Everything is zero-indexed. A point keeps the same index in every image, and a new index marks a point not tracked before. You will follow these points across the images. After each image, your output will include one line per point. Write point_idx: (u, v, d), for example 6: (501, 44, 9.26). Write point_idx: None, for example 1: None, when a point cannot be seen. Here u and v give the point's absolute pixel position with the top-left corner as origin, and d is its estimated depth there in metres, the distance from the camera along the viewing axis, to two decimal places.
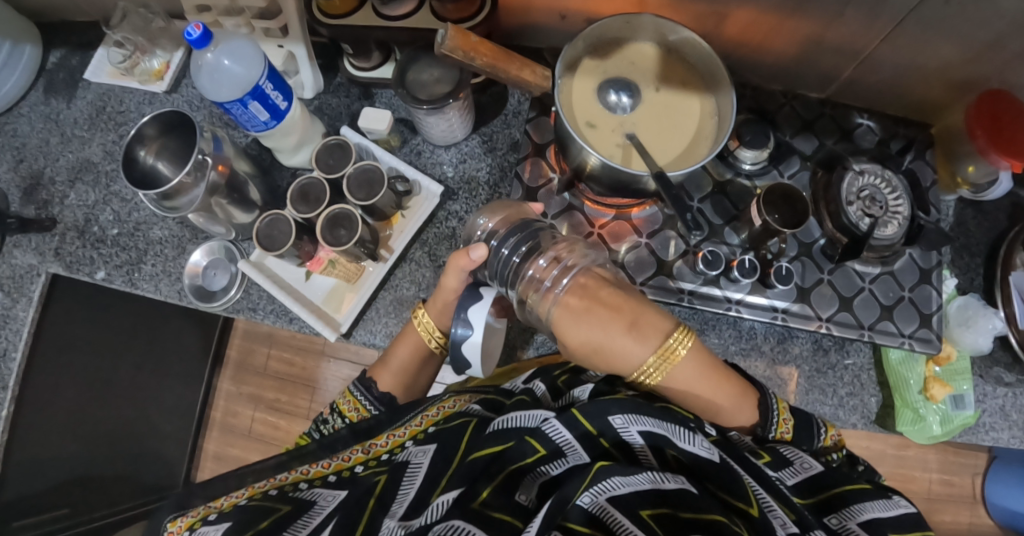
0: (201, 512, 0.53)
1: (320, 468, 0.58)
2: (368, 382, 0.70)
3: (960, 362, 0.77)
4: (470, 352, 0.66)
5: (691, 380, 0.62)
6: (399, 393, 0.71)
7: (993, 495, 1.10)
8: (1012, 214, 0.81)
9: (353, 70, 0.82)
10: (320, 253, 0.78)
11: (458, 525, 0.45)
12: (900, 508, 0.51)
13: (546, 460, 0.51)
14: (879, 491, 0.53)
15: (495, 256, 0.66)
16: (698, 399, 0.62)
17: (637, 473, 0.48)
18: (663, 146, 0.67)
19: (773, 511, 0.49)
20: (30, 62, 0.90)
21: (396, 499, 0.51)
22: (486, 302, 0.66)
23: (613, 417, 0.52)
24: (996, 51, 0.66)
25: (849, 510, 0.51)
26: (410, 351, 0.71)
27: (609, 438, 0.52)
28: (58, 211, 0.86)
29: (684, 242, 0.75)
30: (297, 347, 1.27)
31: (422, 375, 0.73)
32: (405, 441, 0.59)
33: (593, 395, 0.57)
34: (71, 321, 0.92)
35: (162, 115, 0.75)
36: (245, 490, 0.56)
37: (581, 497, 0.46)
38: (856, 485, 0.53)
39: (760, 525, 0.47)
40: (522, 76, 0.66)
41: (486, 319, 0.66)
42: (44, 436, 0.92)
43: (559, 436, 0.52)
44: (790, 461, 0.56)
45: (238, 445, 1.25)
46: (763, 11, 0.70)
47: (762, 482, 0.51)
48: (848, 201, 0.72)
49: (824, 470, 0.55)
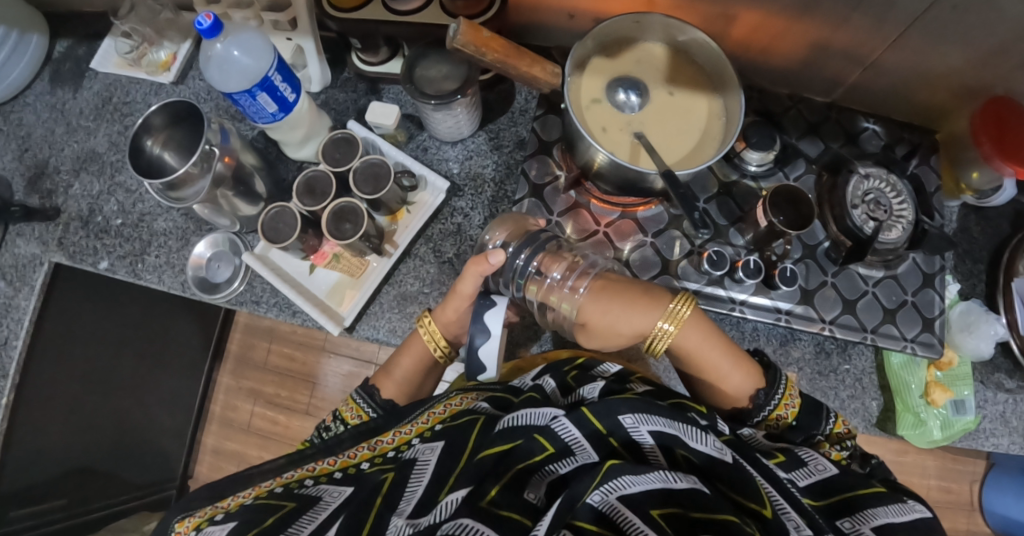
0: (209, 512, 0.54)
1: (326, 465, 0.58)
2: (371, 389, 0.69)
3: (962, 367, 0.77)
4: (488, 358, 0.67)
5: (696, 345, 0.64)
6: (405, 401, 0.71)
7: (991, 502, 1.10)
8: (1015, 220, 0.81)
9: (361, 65, 0.82)
10: (325, 248, 0.78)
11: (467, 524, 0.45)
12: (913, 512, 0.51)
13: (555, 458, 0.51)
14: (892, 496, 0.52)
15: (508, 264, 0.67)
16: (705, 364, 0.65)
17: (648, 472, 0.48)
18: (670, 145, 0.67)
19: (786, 513, 0.48)
20: (37, 51, 0.90)
21: (403, 498, 0.51)
22: (499, 309, 0.67)
23: (623, 416, 0.52)
24: (1000, 59, 0.67)
25: (862, 514, 0.51)
26: (415, 362, 0.71)
27: (618, 437, 0.52)
28: (62, 201, 0.86)
29: (689, 242, 0.75)
30: (297, 342, 1.26)
31: (427, 384, 0.73)
32: (412, 438, 0.59)
33: (602, 395, 0.57)
34: (72, 311, 0.92)
35: (169, 106, 0.75)
36: (252, 490, 0.56)
37: (592, 495, 0.46)
38: (870, 489, 0.53)
39: (772, 526, 0.46)
40: (531, 72, 0.66)
41: (502, 325, 0.67)
42: (42, 428, 0.91)
43: (569, 435, 0.52)
44: (805, 462, 0.56)
45: (236, 440, 1.24)
46: (771, 13, 0.70)
47: (775, 482, 0.51)
48: (853, 204, 0.73)
49: (837, 473, 0.55)
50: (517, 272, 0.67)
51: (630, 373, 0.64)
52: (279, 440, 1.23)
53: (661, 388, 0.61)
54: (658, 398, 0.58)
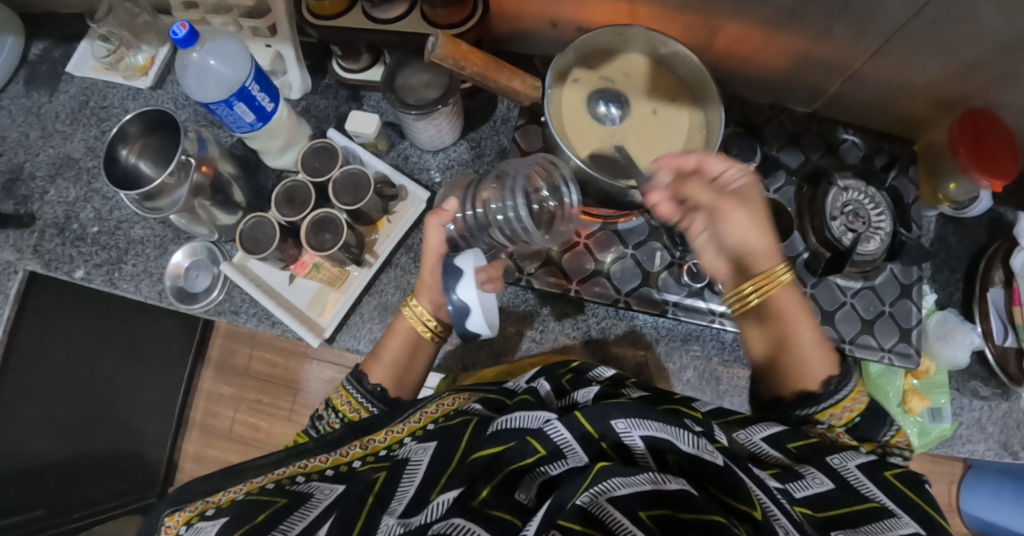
0: (198, 506, 0.54)
1: (318, 462, 0.58)
2: (360, 375, 0.68)
3: (938, 375, 0.78)
4: (470, 304, 0.65)
5: (780, 310, 0.62)
6: (392, 386, 0.69)
7: (968, 505, 1.11)
8: (991, 230, 0.82)
9: (342, 71, 0.81)
10: (304, 257, 0.77)
11: (460, 523, 0.45)
12: (905, 528, 0.48)
13: (545, 460, 0.50)
14: (886, 509, 0.50)
15: (471, 219, 0.68)
16: (783, 335, 0.62)
17: (637, 474, 0.47)
18: (651, 158, 0.67)
19: (778, 519, 0.46)
20: (12, 52, 0.88)
21: (395, 497, 0.51)
22: (471, 255, 0.66)
23: (615, 421, 0.51)
24: (978, 71, 0.67)
25: (855, 529, 0.48)
26: (402, 342, 0.70)
27: (609, 441, 0.51)
28: (37, 207, 0.84)
29: (670, 254, 0.76)
30: (279, 348, 1.24)
31: (417, 366, 0.71)
32: (404, 438, 0.59)
33: (597, 398, 0.57)
34: (47, 318, 0.91)
35: (145, 114, 0.73)
36: (244, 485, 0.56)
37: (580, 496, 0.46)
38: (865, 504, 0.50)
39: (762, 528, 0.45)
40: (512, 85, 0.67)
41: (473, 265, 0.65)
42: (18, 436, 0.90)
43: (559, 437, 0.51)
44: (802, 474, 0.52)
45: (218, 447, 1.23)
46: (752, 25, 0.71)
47: (766, 490, 0.48)
48: (832, 216, 0.73)
49: (834, 488, 0.51)
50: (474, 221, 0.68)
51: (625, 377, 0.64)
52: (263, 447, 1.22)
53: (658, 394, 0.60)
54: (654, 403, 0.57)
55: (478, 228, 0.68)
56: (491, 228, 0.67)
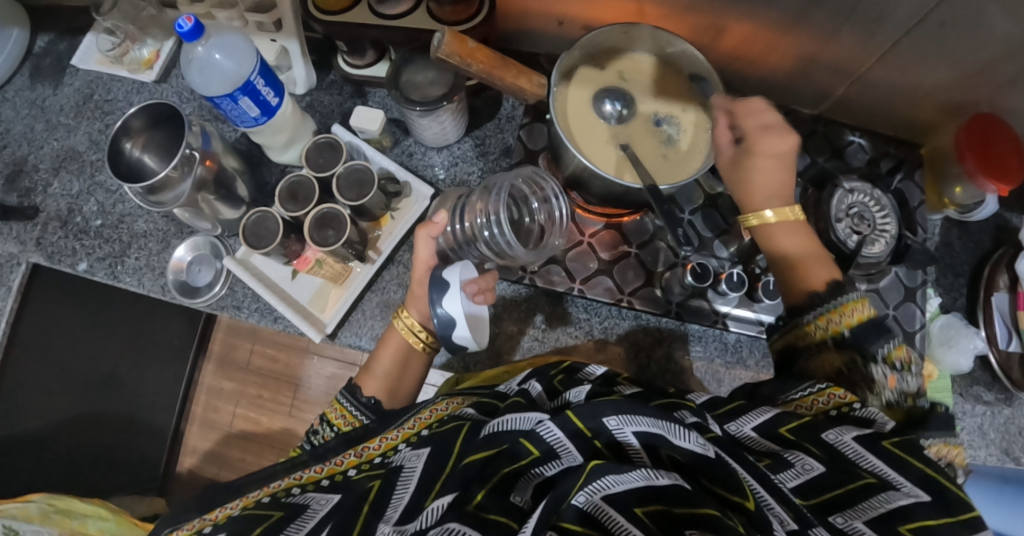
0: (197, 524, 0.53)
1: (313, 473, 0.58)
2: (354, 388, 0.68)
3: (942, 380, 0.77)
4: (455, 316, 0.65)
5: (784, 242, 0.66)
6: (384, 398, 0.69)
7: None
8: (996, 235, 0.82)
9: (348, 68, 0.81)
10: (308, 253, 0.77)
11: (454, 527, 0.45)
12: (903, 499, 0.45)
13: (540, 461, 0.50)
14: (882, 483, 0.46)
15: (460, 231, 0.71)
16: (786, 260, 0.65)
17: (631, 470, 0.46)
18: (656, 158, 0.67)
19: (772, 508, 0.45)
20: (17, 44, 0.88)
21: (390, 505, 0.51)
22: (460, 266, 0.66)
23: (607, 418, 0.50)
24: (987, 76, 0.67)
25: (853, 510, 0.45)
26: (395, 353, 0.71)
27: (602, 439, 0.50)
28: (40, 200, 0.84)
29: (673, 254, 0.77)
30: (281, 344, 1.25)
31: (410, 376, 0.72)
32: (398, 445, 0.58)
33: (589, 397, 0.56)
34: (49, 311, 0.90)
35: (150, 107, 0.72)
36: (240, 501, 0.55)
37: (576, 496, 0.45)
38: (861, 480, 0.47)
39: (755, 519, 0.44)
40: (518, 84, 0.65)
41: (459, 278, 0.66)
42: None
43: (553, 437, 0.50)
44: (790, 462, 0.49)
45: (219, 442, 1.22)
46: (760, 26, 0.70)
47: (759, 477, 0.47)
48: (837, 218, 0.72)
49: (825, 471, 0.48)
50: (462, 234, 0.71)
51: (616, 374, 0.63)
52: (263, 442, 1.22)
53: (652, 390, 0.59)
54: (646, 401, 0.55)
55: (466, 241, 0.71)
56: (478, 242, 0.70)
